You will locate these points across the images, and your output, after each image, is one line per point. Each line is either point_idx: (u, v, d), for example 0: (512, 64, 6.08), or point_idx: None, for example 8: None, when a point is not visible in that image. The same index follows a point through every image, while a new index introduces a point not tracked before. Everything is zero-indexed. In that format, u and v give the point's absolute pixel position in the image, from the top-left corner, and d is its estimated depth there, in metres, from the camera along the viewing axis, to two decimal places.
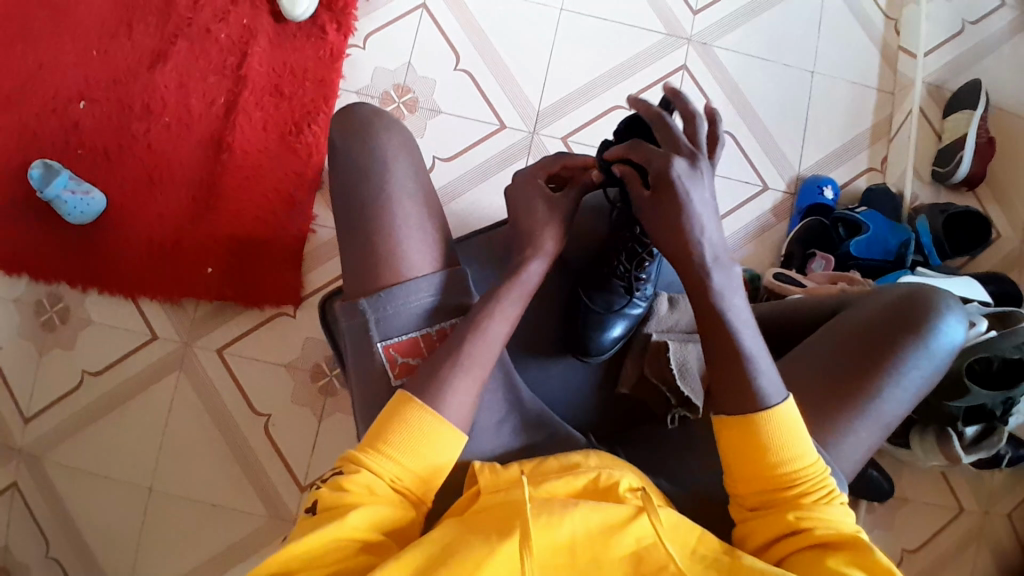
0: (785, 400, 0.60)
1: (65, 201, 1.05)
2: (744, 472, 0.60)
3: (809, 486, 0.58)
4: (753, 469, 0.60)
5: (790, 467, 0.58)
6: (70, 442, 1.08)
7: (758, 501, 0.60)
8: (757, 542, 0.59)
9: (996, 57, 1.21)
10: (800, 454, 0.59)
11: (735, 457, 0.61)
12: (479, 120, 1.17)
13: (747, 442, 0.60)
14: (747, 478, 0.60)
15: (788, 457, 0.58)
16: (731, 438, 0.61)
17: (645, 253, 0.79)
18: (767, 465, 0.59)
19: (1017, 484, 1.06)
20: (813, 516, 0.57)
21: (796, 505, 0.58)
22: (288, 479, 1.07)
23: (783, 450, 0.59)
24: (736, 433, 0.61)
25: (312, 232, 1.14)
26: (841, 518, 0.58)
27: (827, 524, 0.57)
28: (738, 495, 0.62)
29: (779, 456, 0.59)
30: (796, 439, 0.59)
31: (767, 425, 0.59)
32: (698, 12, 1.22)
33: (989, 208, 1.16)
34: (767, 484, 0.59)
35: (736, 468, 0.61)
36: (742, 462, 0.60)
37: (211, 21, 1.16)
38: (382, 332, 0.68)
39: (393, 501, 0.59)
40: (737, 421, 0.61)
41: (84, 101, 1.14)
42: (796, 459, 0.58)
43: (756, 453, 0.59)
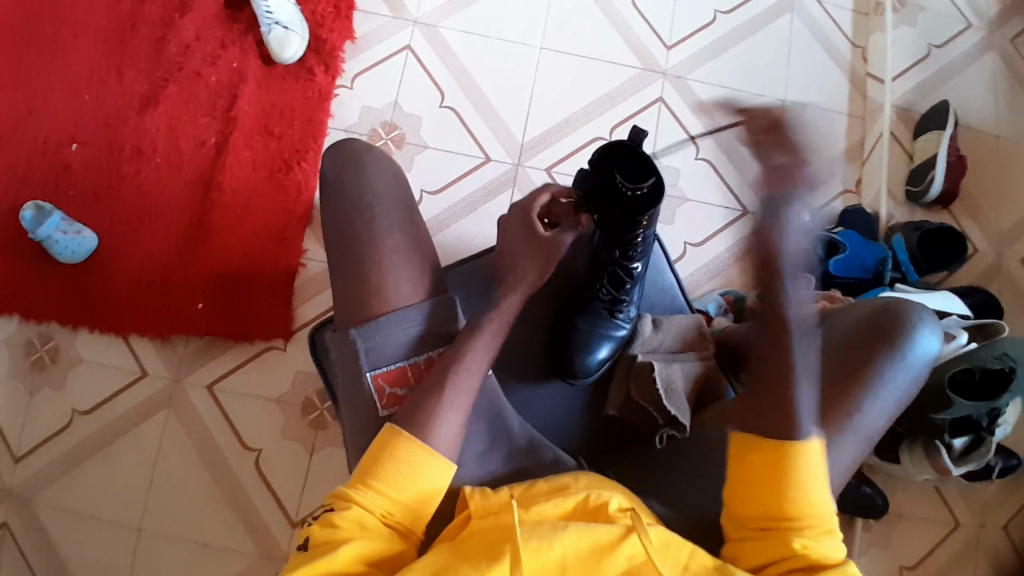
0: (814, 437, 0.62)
1: (55, 241, 1.07)
2: (749, 494, 0.63)
3: (813, 516, 0.61)
4: (758, 492, 0.62)
5: (796, 496, 0.61)
6: (58, 484, 1.07)
7: (762, 524, 0.62)
8: (750, 561, 0.61)
9: (961, 80, 1.26)
10: (812, 488, 0.61)
11: (749, 480, 0.63)
12: (464, 154, 1.20)
13: (766, 468, 0.62)
14: (755, 502, 0.62)
15: (802, 490, 0.61)
16: (745, 460, 0.63)
17: (627, 277, 0.81)
18: (779, 493, 0.61)
19: (1011, 497, 1.06)
20: (813, 546, 0.60)
21: (799, 532, 0.60)
22: (279, 514, 1.06)
23: (791, 479, 0.61)
24: (750, 455, 0.63)
25: (303, 267, 1.15)
26: (836, 550, 0.61)
27: (824, 555, 0.59)
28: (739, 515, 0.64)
29: (794, 487, 0.61)
30: (812, 474, 0.61)
31: (790, 456, 0.61)
32: (673, 47, 1.27)
33: (965, 224, 1.19)
34: (774, 510, 0.61)
35: (746, 491, 0.63)
36: (749, 484, 0.63)
37: (201, 66, 1.20)
38: (371, 362, 0.69)
39: (382, 533, 0.59)
40: (752, 443, 0.63)
41: (76, 144, 1.17)
42: (807, 492, 0.61)
43: (772, 479, 0.62)
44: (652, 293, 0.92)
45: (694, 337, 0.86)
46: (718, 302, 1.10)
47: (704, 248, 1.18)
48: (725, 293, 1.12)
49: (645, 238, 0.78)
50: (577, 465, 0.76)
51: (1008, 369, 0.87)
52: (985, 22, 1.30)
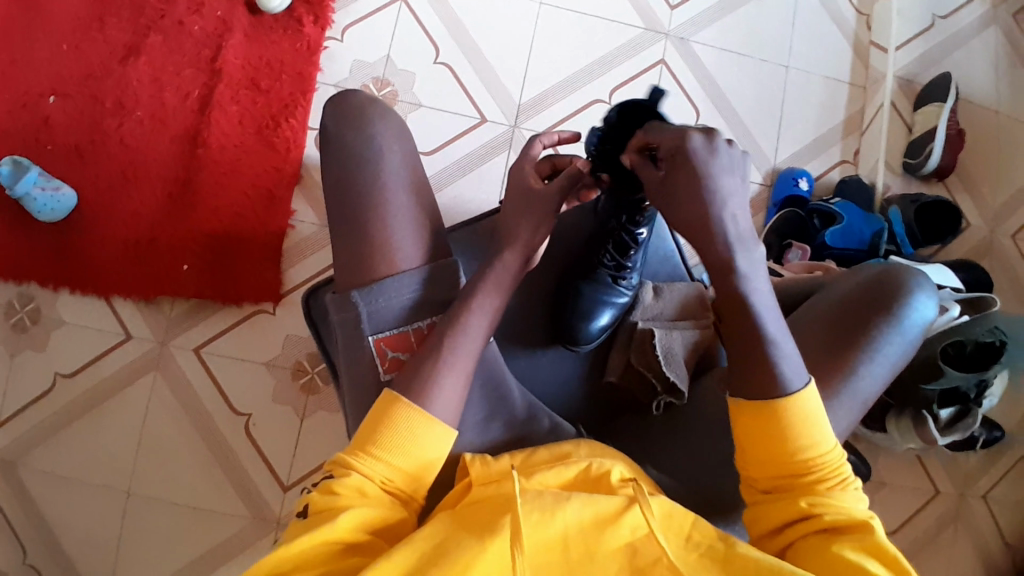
0: (807, 387, 0.58)
1: (34, 199, 1.02)
2: (756, 457, 0.59)
3: (824, 468, 0.58)
4: (764, 455, 0.59)
5: (807, 455, 0.57)
6: (44, 447, 1.05)
7: (771, 486, 0.59)
8: (764, 526, 0.58)
9: (964, 51, 1.25)
10: (817, 438, 0.58)
11: (748, 442, 0.60)
12: (460, 114, 1.17)
13: (767, 428, 0.58)
14: (762, 463, 0.59)
15: (807, 440, 0.57)
16: (748, 427, 0.60)
17: (633, 243, 0.81)
18: (784, 448, 0.58)
19: (990, 467, 1.10)
20: (827, 500, 0.56)
21: (810, 489, 0.57)
22: (271, 479, 1.06)
23: (800, 439, 0.57)
24: (753, 422, 0.59)
25: (292, 228, 1.12)
26: (855, 500, 0.57)
27: (837, 509, 0.56)
28: (750, 478, 0.61)
29: (798, 440, 0.57)
30: (817, 428, 0.58)
31: (785, 410, 0.58)
32: (676, 7, 1.23)
33: (959, 196, 1.20)
34: (782, 469, 0.58)
35: (750, 453, 0.60)
36: (754, 448, 0.59)
37: (184, 14, 1.14)
38: (374, 325, 0.67)
39: (383, 501, 0.58)
40: (754, 408, 0.59)
41: (55, 96, 1.11)
42: (812, 443, 0.57)
43: (776, 437, 0.58)
44: (654, 260, 0.91)
45: (695, 303, 0.85)
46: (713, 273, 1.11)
47: None
48: None
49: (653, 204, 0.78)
50: (577, 433, 0.76)
51: (998, 343, 0.89)
52: None
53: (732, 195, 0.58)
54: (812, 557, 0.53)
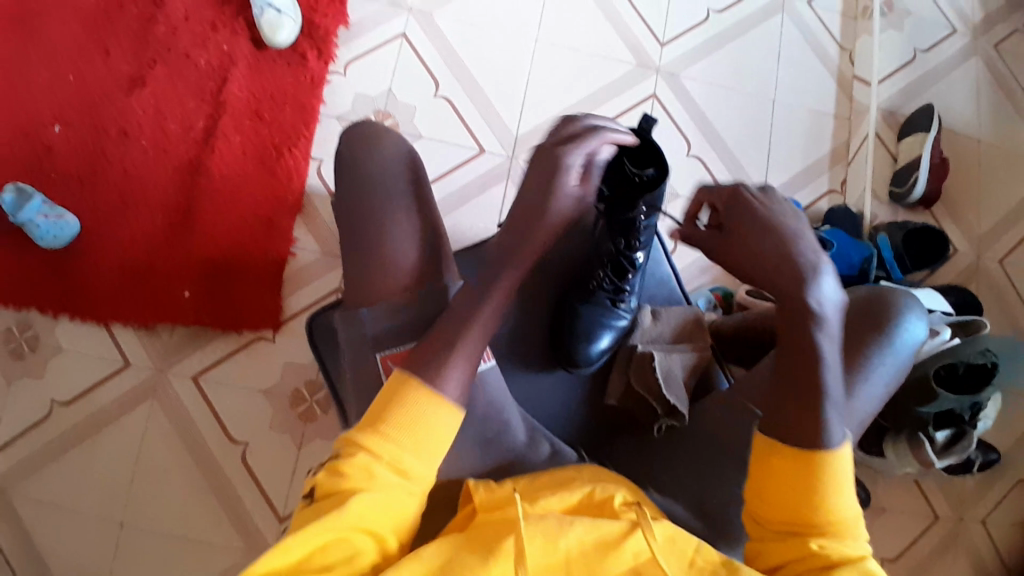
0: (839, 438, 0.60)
1: (37, 225, 1.03)
2: (776, 497, 0.60)
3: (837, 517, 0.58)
4: (785, 497, 0.59)
5: (827, 504, 0.58)
6: (36, 476, 1.04)
7: (784, 528, 0.59)
8: (769, 563, 0.59)
9: (944, 84, 1.30)
10: (835, 490, 0.58)
11: (767, 478, 0.61)
12: (458, 144, 1.20)
13: (789, 469, 0.59)
14: (776, 500, 0.59)
15: (826, 489, 0.58)
16: (773, 467, 0.60)
17: (629, 265, 0.83)
18: (803, 490, 0.58)
19: (987, 490, 1.11)
20: (833, 547, 0.57)
21: (819, 533, 0.57)
22: (267, 509, 1.04)
23: (824, 489, 0.58)
24: (780, 464, 0.60)
25: (293, 256, 1.13)
26: (862, 556, 0.57)
27: (845, 557, 0.56)
28: (763, 518, 0.60)
29: (816, 486, 0.58)
30: (842, 484, 0.59)
31: (809, 452, 0.59)
32: (665, 44, 1.28)
33: (945, 224, 1.23)
34: (795, 509, 0.58)
35: (765, 490, 0.60)
36: (776, 489, 0.60)
37: (189, 47, 1.17)
38: (377, 343, 0.68)
39: (390, 481, 0.56)
40: (784, 449, 0.60)
41: (59, 125, 1.13)
42: (829, 491, 0.58)
43: (797, 478, 0.59)
44: (651, 284, 0.93)
45: (692, 327, 0.86)
46: (709, 298, 1.11)
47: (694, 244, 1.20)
48: (714, 289, 1.14)
49: (650, 227, 0.80)
50: (579, 458, 0.77)
51: (990, 363, 0.91)
52: (969, 26, 1.34)
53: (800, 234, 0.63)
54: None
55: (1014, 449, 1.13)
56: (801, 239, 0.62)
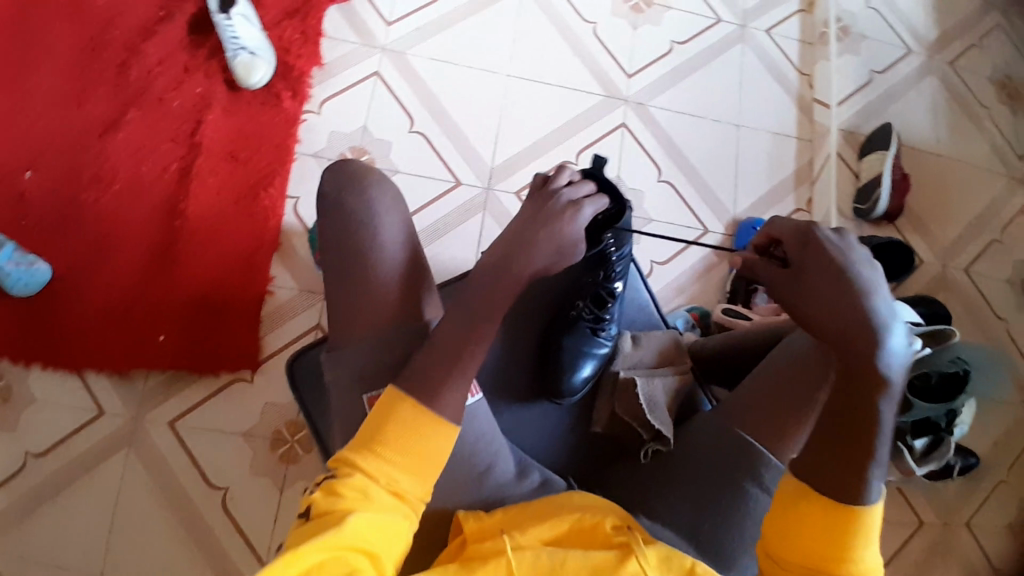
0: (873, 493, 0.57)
1: (8, 274, 1.02)
2: (804, 542, 0.57)
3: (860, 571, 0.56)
4: (814, 543, 0.56)
5: (851, 556, 0.56)
6: (9, 532, 1.00)
7: (806, 573, 0.56)
8: None
9: (899, 104, 1.36)
10: (861, 545, 0.56)
11: (798, 516, 0.58)
12: (435, 178, 1.21)
13: (823, 515, 0.57)
14: (803, 543, 0.57)
15: (855, 541, 0.56)
16: (807, 512, 0.57)
17: (608, 295, 0.88)
18: (832, 536, 0.56)
19: (968, 495, 1.12)
20: None
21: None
22: (251, 554, 1.02)
23: (850, 540, 0.56)
24: (812, 508, 0.57)
25: (271, 294, 1.13)
26: None
27: None
28: (785, 562, 0.57)
29: (846, 534, 0.56)
30: (867, 538, 0.56)
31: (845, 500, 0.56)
32: (633, 75, 1.32)
33: (909, 237, 1.27)
34: (821, 554, 0.56)
35: (794, 532, 0.57)
36: (805, 534, 0.57)
37: (163, 91, 1.17)
38: (363, 384, 0.67)
39: (386, 503, 0.56)
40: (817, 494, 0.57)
41: (31, 171, 1.12)
42: (855, 545, 0.56)
43: (830, 528, 0.56)
44: (630, 309, 0.95)
45: (672, 350, 0.88)
46: (687, 317, 1.13)
47: (669, 266, 1.22)
48: (691, 309, 1.16)
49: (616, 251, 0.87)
50: (567, 485, 0.76)
51: (962, 372, 0.92)
52: (924, 46, 1.40)
53: (876, 286, 0.56)
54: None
55: (992, 453, 1.15)
56: (875, 291, 0.56)
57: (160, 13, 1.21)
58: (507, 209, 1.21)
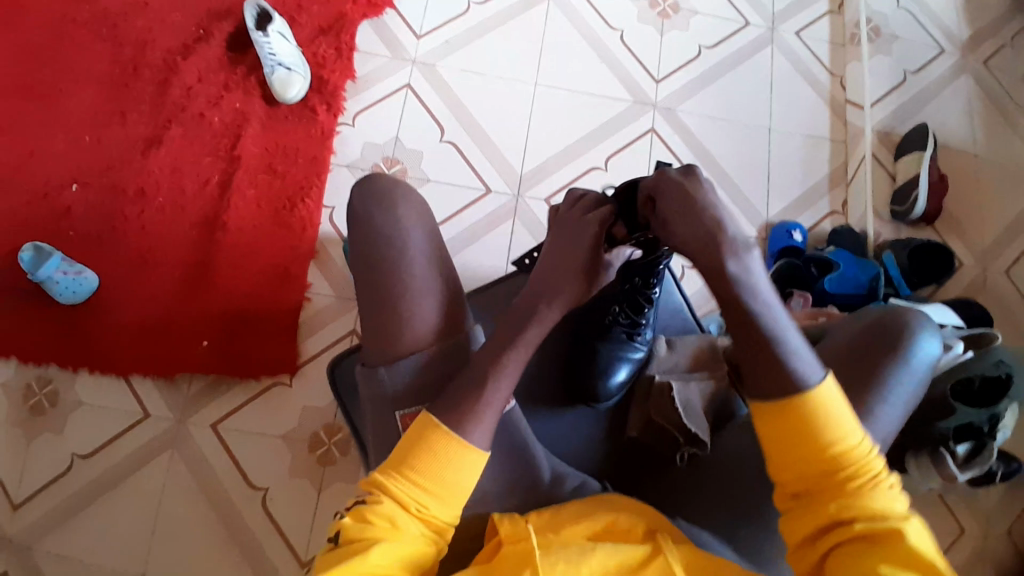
0: (823, 380, 0.59)
1: (57, 282, 1.06)
2: (784, 458, 0.59)
3: (860, 460, 0.57)
4: (792, 454, 0.58)
5: (834, 451, 0.57)
6: (57, 531, 1.04)
7: (801, 487, 0.58)
8: (799, 530, 0.58)
9: (935, 104, 1.33)
10: (842, 435, 0.57)
11: (772, 438, 0.59)
12: (466, 186, 1.23)
13: (791, 429, 0.58)
14: (790, 460, 0.59)
15: (839, 430, 0.57)
16: (770, 426, 0.60)
17: (646, 303, 0.83)
18: (817, 442, 0.57)
19: (1014, 504, 1.09)
20: (853, 500, 0.56)
21: (841, 488, 0.56)
22: (288, 555, 1.04)
23: (823, 436, 0.57)
24: (775, 421, 0.59)
25: (309, 301, 1.16)
26: (886, 500, 0.56)
27: (868, 507, 0.55)
28: (781, 483, 0.60)
29: (826, 431, 0.57)
30: (837, 425, 0.57)
31: (807, 402, 0.58)
32: (661, 81, 1.32)
33: (949, 239, 1.25)
34: (812, 467, 0.58)
35: (773, 451, 0.60)
36: (780, 449, 0.59)
37: (203, 107, 1.22)
38: (395, 402, 0.71)
39: (412, 529, 0.59)
40: (772, 407, 0.59)
41: (78, 186, 1.17)
42: (839, 437, 0.57)
43: (797, 435, 0.58)
44: (665, 314, 0.95)
45: (706, 355, 0.88)
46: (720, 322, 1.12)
47: None
48: None
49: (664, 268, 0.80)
50: (602, 488, 0.76)
51: (1005, 375, 0.92)
52: (958, 45, 1.38)
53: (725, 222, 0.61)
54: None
55: None
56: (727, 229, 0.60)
57: (201, 32, 1.26)
58: (536, 216, 1.22)
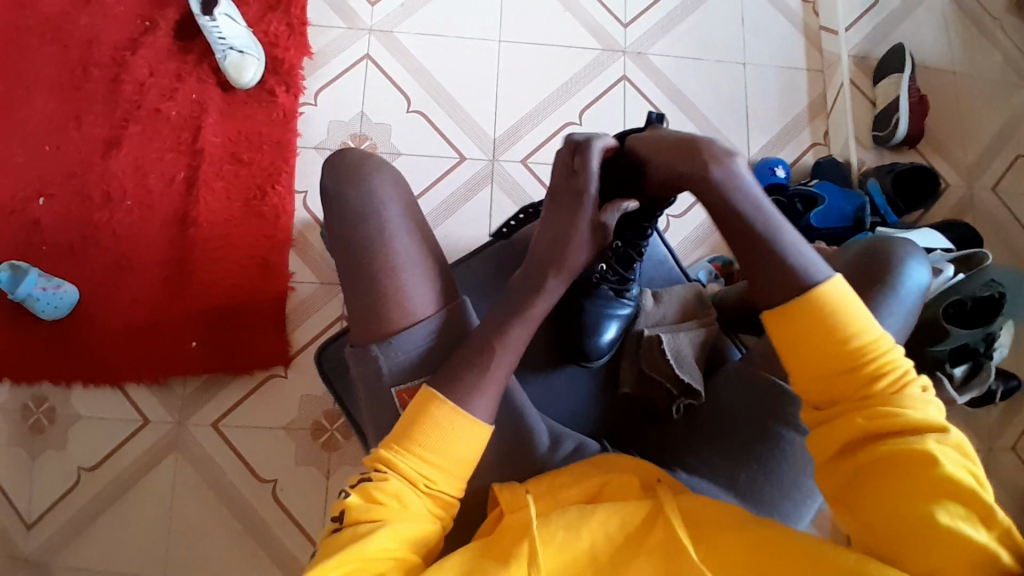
0: (837, 283, 0.60)
1: (36, 299, 1.05)
2: (806, 367, 0.59)
3: (883, 362, 0.57)
4: (813, 362, 0.59)
5: (856, 356, 0.57)
6: (74, 544, 1.05)
7: (825, 398, 0.58)
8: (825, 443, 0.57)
9: (910, 22, 1.30)
10: (863, 337, 0.58)
11: (790, 347, 0.60)
12: (438, 156, 1.20)
13: (811, 335, 0.59)
14: (812, 369, 0.59)
15: (859, 337, 0.58)
16: (789, 336, 0.60)
17: (637, 255, 0.84)
18: (836, 349, 0.58)
19: (1011, 418, 1.11)
20: (881, 412, 0.55)
21: (865, 400, 0.56)
22: (303, 541, 1.05)
23: (843, 341, 0.58)
24: (794, 329, 0.60)
25: (292, 290, 1.14)
26: (915, 409, 0.55)
27: (896, 416, 0.54)
28: (804, 394, 0.60)
29: (845, 336, 0.58)
30: (856, 325, 0.58)
31: (823, 307, 0.59)
32: (629, 25, 1.28)
33: (932, 159, 1.23)
34: (833, 375, 0.58)
35: (795, 362, 0.60)
36: (801, 357, 0.59)
37: (159, 101, 1.17)
38: (393, 377, 0.69)
39: (419, 505, 0.58)
40: (792, 314, 0.60)
41: (43, 198, 1.14)
42: (857, 340, 0.58)
43: (816, 343, 0.59)
44: (649, 267, 0.94)
45: (694, 305, 0.87)
46: (709, 269, 1.12)
47: (685, 219, 1.21)
48: (712, 259, 1.15)
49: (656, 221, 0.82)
50: (602, 449, 0.77)
51: (997, 295, 0.91)
52: None
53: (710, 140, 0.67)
54: (874, 490, 0.52)
55: None
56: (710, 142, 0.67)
57: (146, 23, 1.21)
58: (515, 180, 1.20)
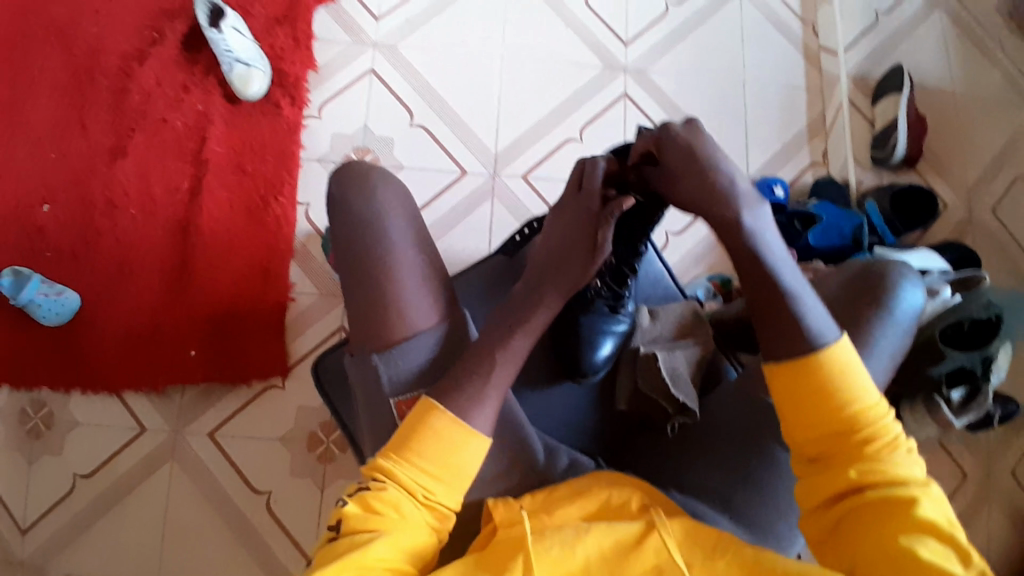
0: (839, 338, 0.58)
1: (38, 305, 1.05)
2: (801, 421, 0.58)
3: (878, 419, 0.56)
4: (809, 417, 0.57)
5: (852, 414, 0.56)
6: (67, 551, 1.05)
7: (818, 452, 0.57)
8: (815, 495, 0.57)
9: (911, 43, 1.31)
10: (860, 395, 0.57)
11: (786, 400, 0.59)
12: (440, 170, 1.21)
13: (808, 390, 0.57)
14: (807, 423, 0.57)
15: (856, 393, 0.57)
16: (786, 389, 0.59)
17: (630, 272, 0.84)
18: (834, 405, 0.56)
19: (1011, 441, 1.11)
20: (872, 468, 0.54)
21: (858, 455, 0.55)
22: (296, 554, 1.05)
23: (841, 398, 0.56)
24: (793, 382, 0.58)
25: (292, 300, 1.15)
26: (904, 467, 0.55)
27: (886, 474, 0.54)
28: (796, 446, 0.59)
29: (843, 393, 0.57)
30: (854, 383, 0.57)
31: (824, 362, 0.57)
32: (630, 43, 1.29)
33: (932, 180, 1.23)
34: (828, 432, 0.57)
35: (790, 415, 0.59)
36: (796, 411, 0.58)
37: (165, 111, 1.19)
38: (392, 387, 0.69)
39: (416, 516, 0.58)
40: (790, 368, 0.58)
41: (48, 204, 1.15)
42: (861, 395, 0.56)
43: (812, 397, 0.57)
44: (645, 285, 0.94)
45: (691, 322, 0.88)
46: (707, 287, 1.13)
47: (684, 236, 1.21)
48: (711, 277, 1.14)
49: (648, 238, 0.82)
50: (595, 465, 0.77)
51: (994, 318, 0.89)
52: None
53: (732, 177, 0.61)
54: (862, 545, 0.52)
55: None
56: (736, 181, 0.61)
57: (154, 34, 1.22)
58: (516, 195, 1.20)
